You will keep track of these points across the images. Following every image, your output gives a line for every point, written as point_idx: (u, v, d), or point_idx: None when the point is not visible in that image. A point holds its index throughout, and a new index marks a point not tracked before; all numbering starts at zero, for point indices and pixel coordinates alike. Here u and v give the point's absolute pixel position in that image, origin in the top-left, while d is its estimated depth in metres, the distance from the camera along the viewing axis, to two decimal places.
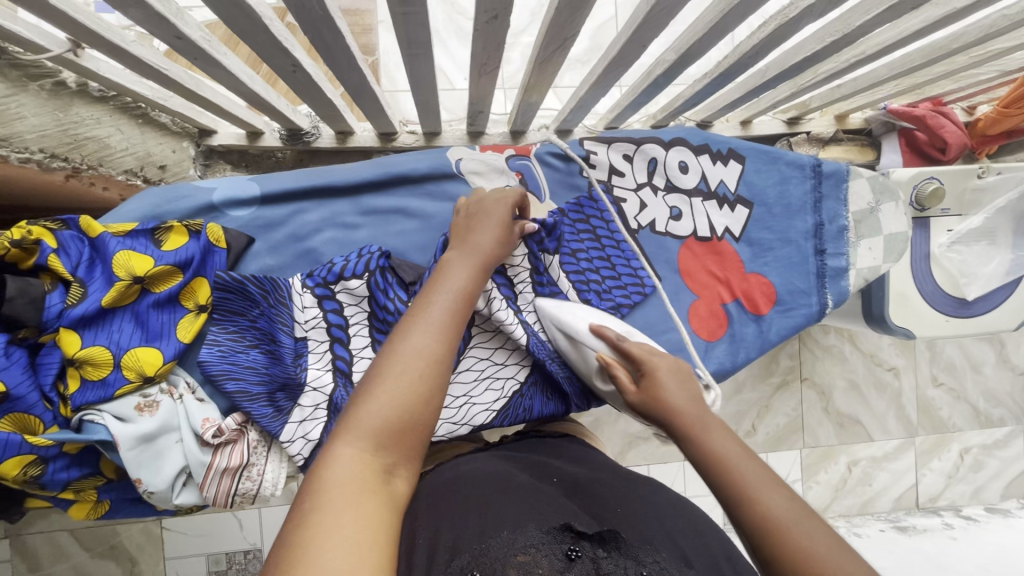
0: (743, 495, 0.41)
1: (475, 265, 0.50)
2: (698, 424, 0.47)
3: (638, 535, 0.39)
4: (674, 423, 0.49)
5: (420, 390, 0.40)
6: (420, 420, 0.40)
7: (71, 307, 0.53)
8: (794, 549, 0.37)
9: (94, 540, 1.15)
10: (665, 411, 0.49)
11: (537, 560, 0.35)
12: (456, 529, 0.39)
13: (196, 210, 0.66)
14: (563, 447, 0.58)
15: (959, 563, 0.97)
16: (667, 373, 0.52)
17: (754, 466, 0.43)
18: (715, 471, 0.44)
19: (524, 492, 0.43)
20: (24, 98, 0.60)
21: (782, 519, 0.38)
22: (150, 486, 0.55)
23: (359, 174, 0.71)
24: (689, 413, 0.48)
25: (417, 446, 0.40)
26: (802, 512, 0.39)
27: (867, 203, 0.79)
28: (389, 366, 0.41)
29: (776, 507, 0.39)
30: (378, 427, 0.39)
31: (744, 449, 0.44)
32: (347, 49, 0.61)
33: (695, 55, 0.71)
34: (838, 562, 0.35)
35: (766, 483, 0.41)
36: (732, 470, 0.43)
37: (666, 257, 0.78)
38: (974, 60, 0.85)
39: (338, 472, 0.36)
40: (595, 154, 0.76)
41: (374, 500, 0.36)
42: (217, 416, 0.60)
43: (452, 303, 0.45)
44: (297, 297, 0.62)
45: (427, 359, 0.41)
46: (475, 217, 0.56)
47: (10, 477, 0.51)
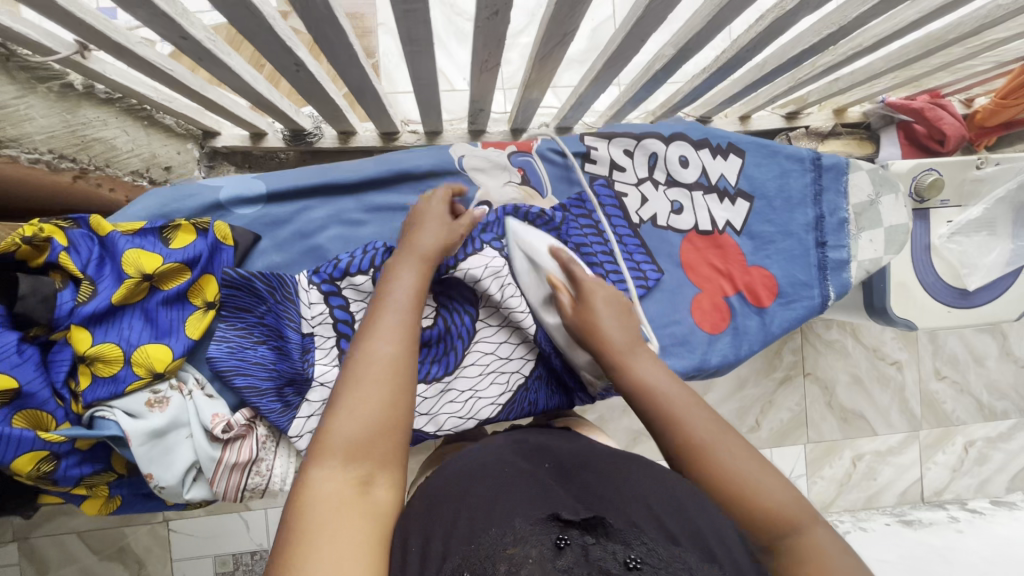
0: (670, 420, 0.48)
1: (422, 269, 0.53)
2: (627, 356, 0.54)
3: (624, 520, 0.37)
4: (606, 352, 0.55)
5: (383, 396, 0.43)
6: (388, 424, 0.43)
7: (82, 304, 0.54)
8: (711, 464, 0.45)
9: (100, 543, 1.15)
10: (601, 342, 0.55)
11: (526, 552, 0.34)
12: (446, 531, 0.38)
13: (203, 208, 0.66)
14: (566, 437, 0.57)
15: (964, 555, 0.98)
16: (603, 299, 0.58)
17: (679, 394, 0.50)
18: (646, 402, 0.51)
19: (516, 487, 0.42)
20: (33, 99, 0.60)
21: (703, 439, 0.46)
22: (161, 481, 0.56)
23: (364, 170, 0.72)
24: (620, 343, 0.55)
25: (390, 450, 0.42)
26: (719, 429, 0.47)
27: (867, 195, 0.80)
28: (349, 383, 0.43)
29: (695, 430, 0.47)
30: (348, 441, 0.41)
31: (670, 378, 0.52)
32: (350, 47, 0.62)
33: (693, 50, 0.72)
34: (744, 468, 0.44)
35: (691, 408, 0.49)
36: (661, 400, 0.50)
37: (667, 251, 0.79)
38: (970, 51, 0.85)
39: (314, 492, 0.39)
40: (596, 149, 0.77)
41: (353, 512, 0.38)
42: (227, 411, 0.61)
43: (401, 309, 0.48)
44: (303, 292, 0.63)
45: (384, 366, 0.44)
46: (415, 223, 0.59)
47: (23, 473, 0.51)
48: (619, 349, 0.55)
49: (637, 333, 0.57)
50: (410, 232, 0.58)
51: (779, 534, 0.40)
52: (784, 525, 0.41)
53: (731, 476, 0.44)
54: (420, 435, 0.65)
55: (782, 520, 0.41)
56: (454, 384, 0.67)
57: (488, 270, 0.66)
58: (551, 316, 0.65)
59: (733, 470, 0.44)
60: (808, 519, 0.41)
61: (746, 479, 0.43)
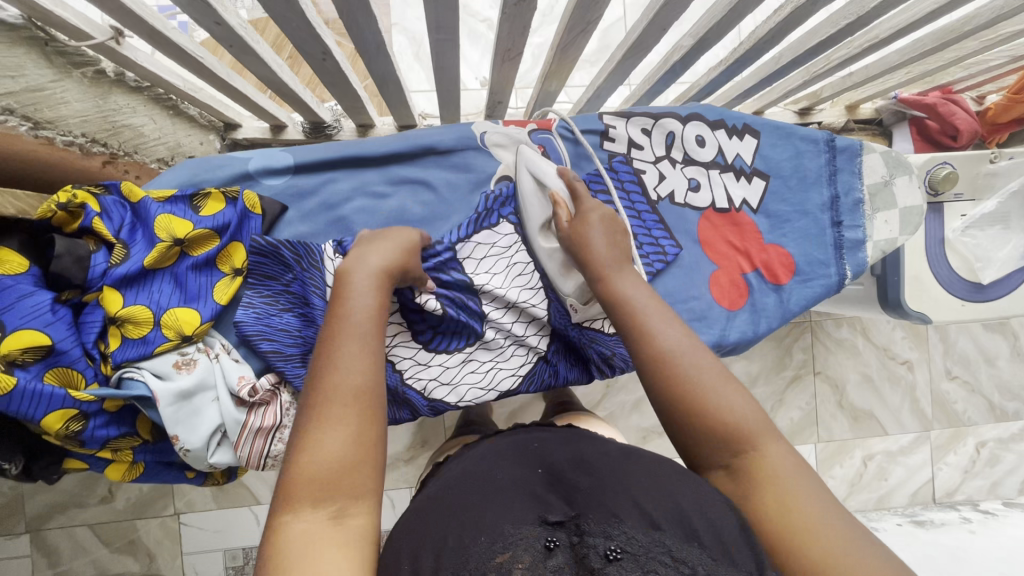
0: (644, 334, 0.47)
1: (381, 280, 0.49)
2: (610, 270, 0.52)
3: (604, 510, 0.38)
4: (590, 262, 0.54)
5: (351, 427, 0.40)
6: (360, 455, 0.39)
7: (115, 266, 0.55)
8: (677, 371, 0.44)
9: (112, 535, 1.15)
10: (587, 254, 0.54)
11: (517, 556, 0.34)
12: (435, 539, 0.38)
13: (233, 178, 0.69)
14: (564, 434, 0.56)
15: (979, 555, 0.97)
16: (597, 217, 0.57)
17: (656, 308, 0.49)
18: (624, 316, 0.49)
19: (502, 488, 0.42)
20: (68, 84, 0.62)
21: (674, 353, 0.45)
22: (186, 444, 0.56)
23: (389, 145, 0.73)
24: (603, 255, 0.53)
25: (363, 479, 0.39)
26: (692, 346, 0.46)
27: (881, 176, 0.80)
28: (313, 417, 0.40)
29: (671, 340, 0.46)
30: (316, 475, 0.38)
31: (648, 293, 0.50)
32: (378, 33, 0.63)
33: (712, 41, 0.73)
34: (718, 387, 0.44)
35: (667, 322, 0.48)
36: (638, 315, 0.48)
37: (686, 228, 0.79)
38: (984, 44, 0.87)
39: (288, 537, 0.36)
40: (615, 128, 0.78)
41: (327, 551, 0.35)
42: (252, 375, 0.62)
43: (364, 330, 0.44)
44: (328, 262, 0.63)
45: (350, 395, 0.41)
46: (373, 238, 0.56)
47: (53, 431, 0.51)
48: (602, 260, 0.53)
49: (627, 254, 0.56)
50: (366, 245, 0.54)
51: (737, 453, 0.42)
52: (739, 439, 0.42)
53: (696, 389, 0.44)
54: (441, 406, 0.66)
55: (743, 439, 0.42)
56: (475, 355, 0.67)
57: (492, 250, 0.69)
58: (547, 241, 0.65)
59: (699, 383, 0.44)
60: (764, 434, 0.43)
61: (714, 393, 0.43)
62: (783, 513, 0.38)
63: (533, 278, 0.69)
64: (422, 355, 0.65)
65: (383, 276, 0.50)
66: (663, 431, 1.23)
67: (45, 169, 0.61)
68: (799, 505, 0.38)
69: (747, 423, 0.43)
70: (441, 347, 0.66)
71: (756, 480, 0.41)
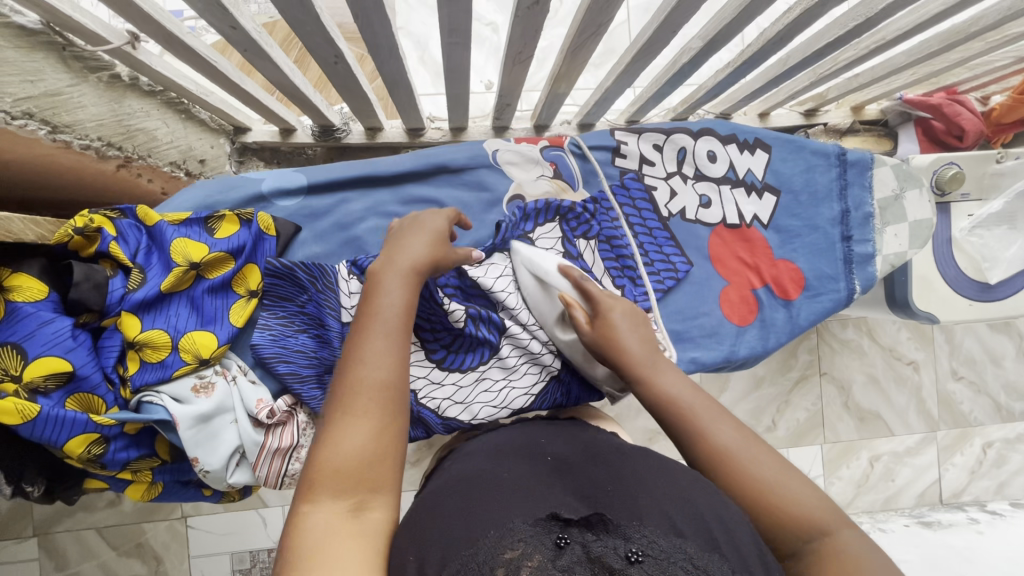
0: (697, 433, 0.49)
1: (409, 274, 0.50)
2: (651, 367, 0.54)
3: (627, 512, 0.38)
4: (628, 367, 0.55)
5: (373, 425, 0.42)
6: (380, 452, 0.42)
7: (133, 292, 0.55)
8: (741, 470, 0.46)
9: (119, 539, 1.16)
10: (623, 358, 0.55)
11: (528, 553, 0.34)
12: (443, 537, 0.38)
13: (246, 200, 0.69)
14: (565, 430, 0.56)
15: (988, 556, 0.97)
16: (621, 314, 0.58)
17: (702, 401, 0.51)
18: (673, 416, 0.51)
19: (512, 487, 0.41)
20: (85, 88, 0.62)
21: (731, 448, 0.47)
22: (207, 465, 0.57)
23: (403, 165, 0.74)
24: (639, 356, 0.55)
25: (382, 475, 0.42)
26: (745, 439, 0.48)
27: (892, 190, 0.81)
28: (338, 411, 0.43)
29: (724, 439, 0.48)
30: (339, 470, 0.40)
31: (691, 387, 0.53)
32: (391, 37, 0.64)
33: (721, 42, 0.73)
34: (780, 479, 0.45)
35: (717, 420, 0.49)
36: (689, 412, 0.50)
37: (697, 244, 0.80)
38: (991, 44, 0.86)
39: (310, 525, 0.39)
40: (627, 144, 0.79)
41: (346, 541, 0.38)
42: (269, 397, 0.63)
43: (390, 331, 0.46)
44: (343, 282, 0.64)
45: (374, 393, 0.43)
46: (405, 229, 0.57)
47: (75, 456, 0.51)
48: (639, 360, 0.55)
49: (654, 344, 0.58)
50: (397, 240, 0.55)
51: (806, 540, 0.42)
52: (808, 528, 0.42)
53: (756, 482, 0.45)
54: (455, 425, 0.65)
55: (813, 525, 0.42)
56: (489, 373, 0.67)
57: (505, 270, 0.70)
58: (565, 332, 0.65)
59: (759, 475, 0.45)
60: (836, 520, 0.43)
61: (772, 484, 0.45)
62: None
63: None
64: (435, 374, 0.67)
65: (410, 272, 0.51)
66: None
67: (61, 173, 0.61)
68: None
69: (814, 512, 0.43)
70: (455, 365, 0.67)
71: (832, 563, 0.40)
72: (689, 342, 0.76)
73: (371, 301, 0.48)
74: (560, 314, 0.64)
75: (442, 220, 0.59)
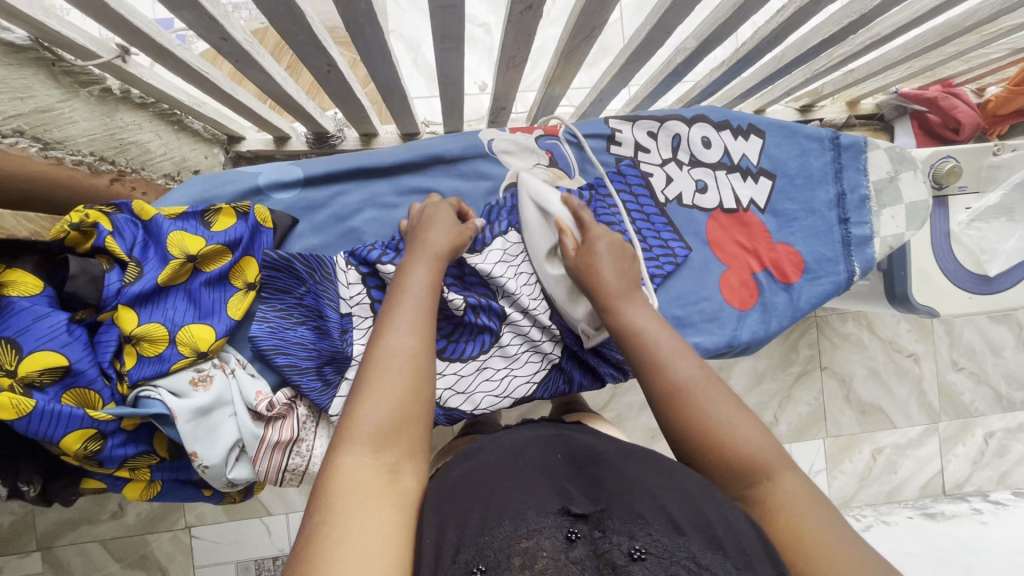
0: (656, 364, 0.51)
1: (433, 262, 0.55)
2: (623, 300, 0.56)
3: (628, 509, 0.38)
4: (601, 295, 0.57)
5: (407, 388, 0.44)
6: (414, 416, 0.44)
7: (129, 284, 0.55)
8: (692, 403, 0.47)
9: (123, 551, 1.15)
10: (597, 283, 0.57)
11: (542, 544, 0.36)
12: (461, 522, 0.38)
13: (243, 193, 0.69)
14: (569, 429, 0.56)
15: (992, 546, 0.97)
16: (606, 246, 0.59)
17: (667, 339, 0.52)
18: (635, 347, 0.52)
19: (522, 475, 0.43)
20: (76, 103, 0.63)
21: (688, 383, 0.48)
22: (205, 460, 0.56)
23: (396, 156, 0.74)
24: (613, 286, 0.57)
25: (413, 440, 0.43)
26: (705, 377, 0.49)
27: (886, 172, 0.81)
28: (371, 375, 0.45)
29: (682, 373, 0.49)
30: (374, 430, 0.42)
31: (659, 325, 0.54)
32: (384, 44, 0.64)
33: (715, 42, 0.73)
34: (730, 418, 0.46)
35: (677, 354, 0.51)
36: (651, 345, 0.52)
37: (694, 229, 0.80)
38: (986, 38, 0.86)
39: (346, 477, 0.39)
40: (621, 132, 0.79)
41: (383, 498, 0.39)
42: (268, 390, 0.62)
43: (418, 307, 0.50)
44: (341, 273, 0.65)
45: (406, 359, 0.46)
46: (424, 222, 0.61)
47: (72, 452, 0.51)
48: (613, 292, 0.57)
49: (634, 280, 0.59)
50: (419, 232, 0.59)
51: (751, 484, 0.43)
52: (751, 467, 0.44)
53: (706, 417, 0.47)
54: (457, 415, 0.66)
55: (755, 465, 0.44)
56: (490, 363, 0.68)
57: (503, 258, 0.70)
58: (553, 267, 0.66)
59: (712, 412, 0.47)
60: (780, 467, 0.44)
61: (722, 421, 0.46)
62: (790, 544, 0.39)
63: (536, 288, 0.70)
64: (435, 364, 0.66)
65: (435, 258, 0.56)
66: None
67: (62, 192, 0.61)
68: (808, 536, 0.39)
69: (760, 453, 0.45)
70: (455, 355, 0.67)
71: (770, 510, 0.42)
72: (690, 328, 0.76)
73: (401, 281, 0.52)
74: (552, 247, 0.66)
75: (450, 216, 0.63)
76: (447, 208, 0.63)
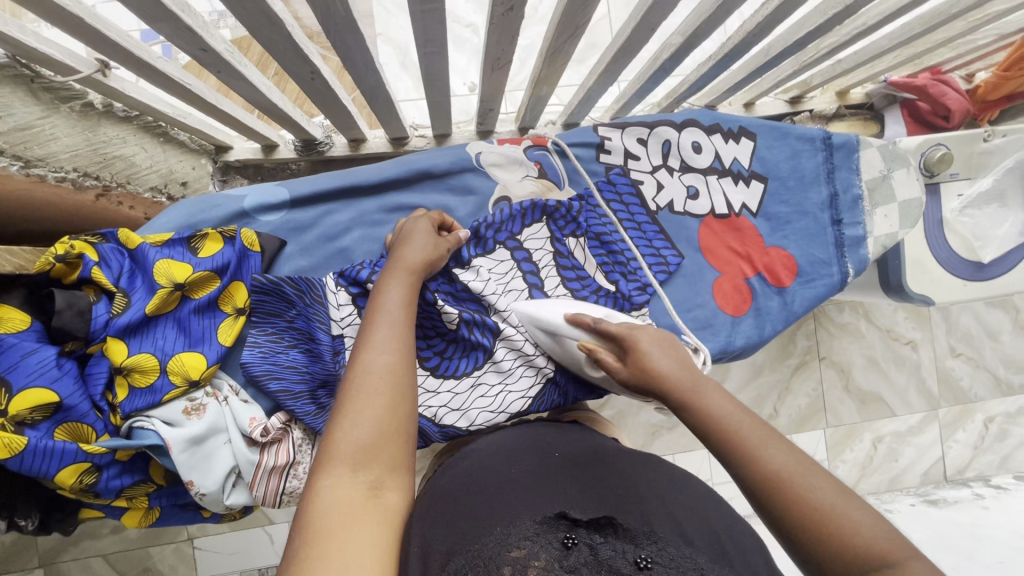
0: (746, 454, 0.42)
1: (408, 278, 0.55)
2: (692, 392, 0.49)
3: (640, 518, 0.39)
4: (670, 391, 0.50)
5: (385, 404, 0.44)
6: (392, 431, 0.43)
7: (117, 316, 0.55)
8: (791, 494, 0.39)
9: (127, 564, 1.15)
10: (661, 383, 0.51)
11: (534, 553, 0.35)
12: (450, 533, 0.39)
13: (229, 217, 0.68)
14: (576, 433, 0.58)
15: (994, 531, 0.97)
16: (650, 343, 0.54)
17: (749, 423, 0.44)
18: (717, 438, 0.45)
19: (519, 484, 0.43)
20: (57, 119, 0.62)
21: (785, 473, 0.40)
22: (202, 488, 0.56)
23: (384, 173, 0.73)
24: (679, 378, 0.50)
25: (393, 457, 0.43)
26: (802, 461, 0.40)
27: (879, 170, 0.81)
28: (349, 394, 0.44)
29: (777, 460, 0.41)
30: (354, 450, 0.41)
31: (739, 407, 0.46)
32: (366, 50, 0.63)
33: (701, 37, 0.72)
34: (842, 507, 0.37)
35: (766, 440, 0.42)
36: (733, 434, 0.44)
37: (686, 236, 0.79)
38: (973, 24, 0.85)
39: (325, 500, 0.39)
40: (610, 140, 0.78)
41: (364, 518, 0.39)
42: (262, 415, 0.62)
43: (394, 323, 0.49)
44: (331, 295, 0.64)
45: (382, 377, 0.45)
46: (402, 239, 0.61)
47: (67, 486, 0.51)
48: (682, 385, 0.50)
49: (691, 366, 0.53)
50: (396, 248, 0.59)
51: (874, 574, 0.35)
52: (876, 562, 0.35)
53: (815, 511, 0.38)
54: (453, 432, 0.65)
55: (880, 558, 0.35)
56: (484, 379, 0.67)
57: (495, 276, 0.69)
58: (597, 371, 0.62)
59: (817, 501, 0.38)
60: (906, 551, 0.35)
61: (833, 511, 0.37)
62: None
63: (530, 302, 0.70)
64: (430, 382, 0.66)
65: (410, 273, 0.56)
66: (671, 427, 1.24)
67: (49, 211, 0.62)
68: None
69: (882, 543, 0.36)
70: (449, 372, 0.67)
71: None
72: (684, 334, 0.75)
73: (378, 299, 0.52)
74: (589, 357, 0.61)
75: (428, 229, 0.63)
76: (422, 223, 0.63)
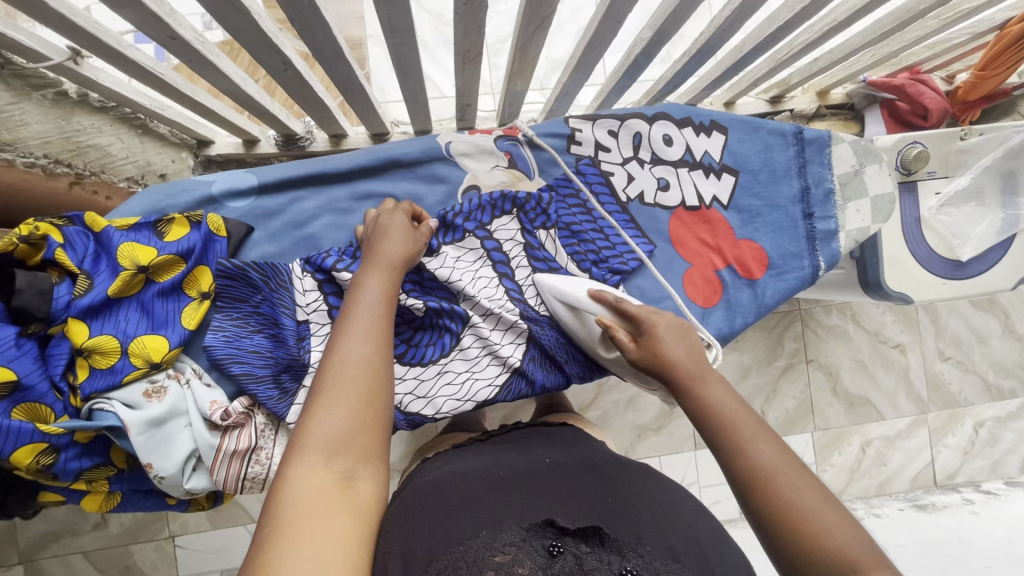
0: (733, 445, 0.44)
1: (386, 270, 0.55)
2: (697, 377, 0.50)
3: (627, 531, 0.40)
4: (674, 377, 0.51)
5: (361, 396, 0.43)
6: (365, 422, 0.43)
7: (79, 297, 0.55)
8: (774, 493, 0.40)
9: (107, 562, 1.14)
10: (667, 368, 0.51)
11: (519, 559, 0.36)
12: (433, 535, 0.40)
13: (197, 202, 0.69)
14: (561, 436, 0.61)
15: (983, 537, 0.96)
16: (665, 330, 0.54)
17: (745, 417, 0.46)
18: (712, 426, 0.47)
19: (502, 491, 0.45)
20: (27, 105, 0.63)
21: (769, 471, 0.41)
22: (161, 471, 0.56)
23: (353, 161, 0.74)
24: (687, 365, 0.51)
25: (366, 448, 0.42)
26: (788, 461, 0.42)
27: (851, 166, 0.80)
28: (323, 385, 0.44)
29: (763, 458, 0.42)
30: (325, 440, 0.41)
31: (740, 402, 0.47)
32: (334, 40, 0.64)
33: (670, 32, 0.72)
34: (817, 511, 0.39)
35: (756, 435, 0.44)
36: (727, 425, 0.46)
37: (657, 228, 0.80)
38: (944, 22, 0.86)
39: (295, 491, 0.38)
40: (581, 131, 0.79)
41: (334, 508, 0.38)
42: (224, 399, 0.62)
43: (373, 315, 0.49)
44: (297, 280, 0.64)
45: (357, 367, 0.44)
46: (379, 232, 0.61)
47: (23, 466, 0.51)
48: (687, 371, 0.51)
49: (705, 358, 0.53)
50: (376, 241, 0.59)
51: None
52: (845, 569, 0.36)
53: (795, 506, 0.39)
54: (418, 419, 0.66)
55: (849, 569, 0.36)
56: (451, 366, 0.67)
57: (461, 264, 0.70)
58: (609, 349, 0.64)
59: (796, 503, 0.39)
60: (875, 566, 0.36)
61: (810, 513, 0.39)
62: None
63: (498, 290, 0.70)
64: (396, 369, 0.66)
65: (389, 266, 0.55)
66: (657, 428, 1.23)
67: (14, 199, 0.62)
68: None
69: (852, 553, 0.37)
70: (415, 359, 0.67)
71: None
72: None
73: (356, 291, 0.51)
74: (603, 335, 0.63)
75: (405, 222, 0.63)
76: (399, 214, 0.63)
